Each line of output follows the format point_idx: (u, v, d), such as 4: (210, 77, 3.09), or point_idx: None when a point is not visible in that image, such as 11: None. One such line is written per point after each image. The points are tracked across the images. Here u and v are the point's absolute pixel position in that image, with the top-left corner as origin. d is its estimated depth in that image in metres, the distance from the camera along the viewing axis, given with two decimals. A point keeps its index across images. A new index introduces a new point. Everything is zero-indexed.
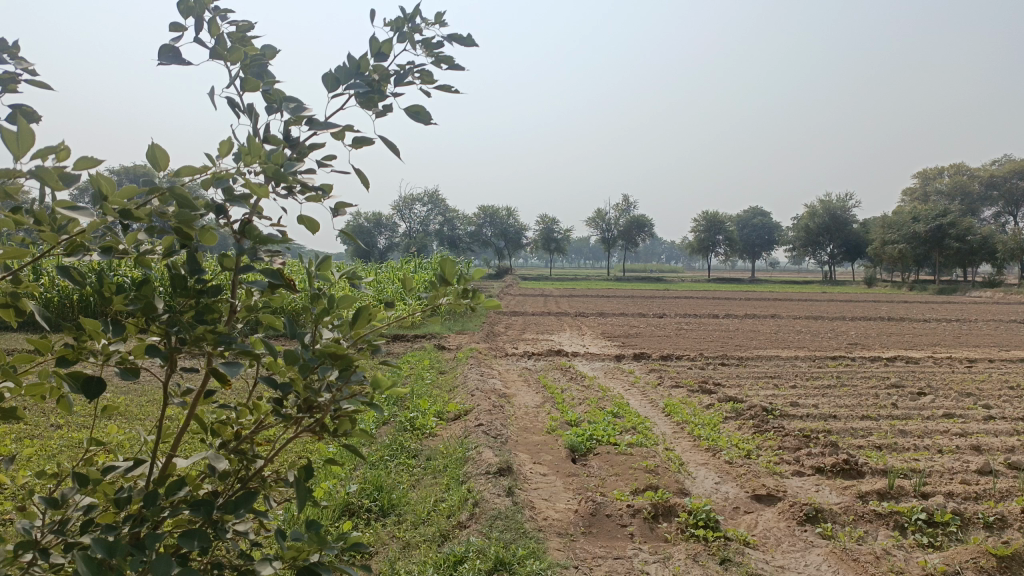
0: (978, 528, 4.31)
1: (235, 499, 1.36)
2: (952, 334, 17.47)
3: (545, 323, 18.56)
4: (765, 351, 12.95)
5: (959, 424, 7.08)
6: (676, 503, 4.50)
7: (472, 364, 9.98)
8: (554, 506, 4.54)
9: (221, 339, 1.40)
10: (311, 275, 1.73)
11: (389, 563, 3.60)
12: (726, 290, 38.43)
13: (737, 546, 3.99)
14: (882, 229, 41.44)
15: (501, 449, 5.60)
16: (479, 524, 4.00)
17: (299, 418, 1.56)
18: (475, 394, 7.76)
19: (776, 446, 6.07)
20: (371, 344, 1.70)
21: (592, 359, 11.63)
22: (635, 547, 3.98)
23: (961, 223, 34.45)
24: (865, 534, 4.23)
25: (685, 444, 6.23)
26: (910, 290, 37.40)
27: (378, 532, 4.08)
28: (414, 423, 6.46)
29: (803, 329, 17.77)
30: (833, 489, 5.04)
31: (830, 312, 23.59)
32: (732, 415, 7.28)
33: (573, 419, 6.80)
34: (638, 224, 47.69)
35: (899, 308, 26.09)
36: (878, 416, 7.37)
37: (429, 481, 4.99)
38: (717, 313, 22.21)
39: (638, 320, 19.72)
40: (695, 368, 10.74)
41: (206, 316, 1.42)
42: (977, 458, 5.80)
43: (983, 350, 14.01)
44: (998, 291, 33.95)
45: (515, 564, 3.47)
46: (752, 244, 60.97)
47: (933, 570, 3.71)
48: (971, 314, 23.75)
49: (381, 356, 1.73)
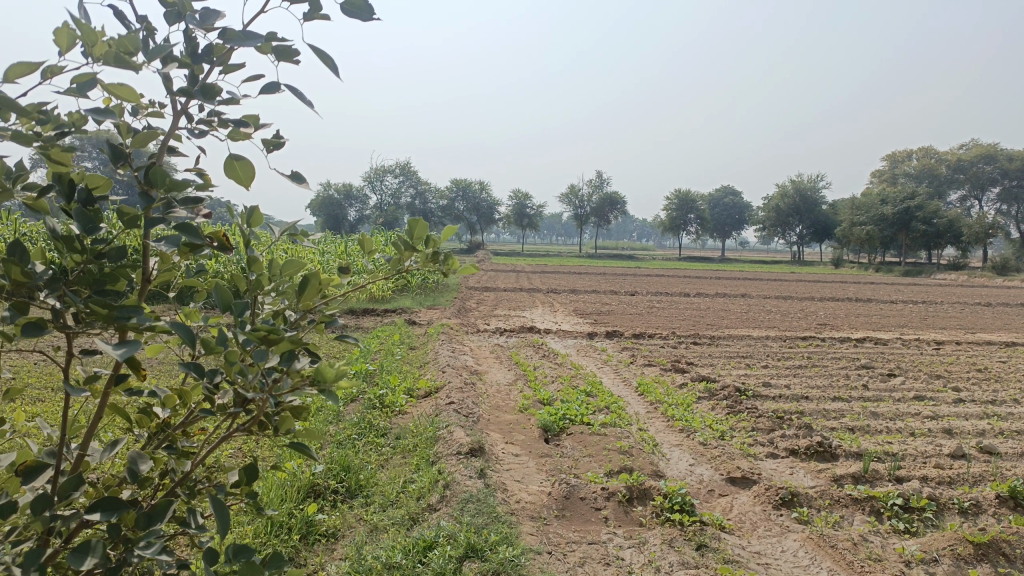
0: (953, 513, 4.29)
1: (151, 513, 1.18)
2: (918, 315, 17.69)
3: (517, 299, 18.45)
4: (736, 330, 12.97)
5: (930, 407, 7.10)
6: (651, 486, 4.40)
7: (443, 340, 9.82)
8: (526, 489, 4.42)
9: (119, 317, 1.18)
10: (245, 235, 1.53)
11: (356, 548, 3.47)
12: (696, 268, 38.68)
13: (713, 531, 3.91)
14: (851, 210, 41.81)
15: (472, 428, 5.47)
16: (449, 507, 3.87)
17: (231, 413, 1.36)
18: (446, 370, 7.62)
19: (750, 427, 6.01)
20: (323, 317, 1.56)
21: (565, 336, 11.54)
22: (610, 532, 3.89)
23: (927, 205, 34.90)
24: (841, 519, 4.18)
25: (659, 424, 6.15)
26: (875, 271, 37.90)
27: (344, 516, 3.94)
28: (382, 400, 6.31)
29: (773, 309, 17.87)
30: (808, 472, 4.98)
31: (798, 292, 23.77)
32: (705, 394, 7.22)
33: (546, 398, 6.69)
34: (611, 201, 47.61)
35: (865, 289, 26.40)
36: (849, 397, 7.37)
37: (398, 461, 4.84)
38: (688, 291, 22.28)
39: (610, 297, 19.69)
40: (668, 346, 10.68)
41: (105, 287, 1.22)
42: (950, 442, 5.80)
43: (950, 333, 14.17)
44: (961, 274, 34.58)
45: (486, 550, 3.34)
46: (723, 223, 61.34)
47: (910, 558, 3.67)
48: (935, 295, 24.14)
49: (339, 331, 1.59)
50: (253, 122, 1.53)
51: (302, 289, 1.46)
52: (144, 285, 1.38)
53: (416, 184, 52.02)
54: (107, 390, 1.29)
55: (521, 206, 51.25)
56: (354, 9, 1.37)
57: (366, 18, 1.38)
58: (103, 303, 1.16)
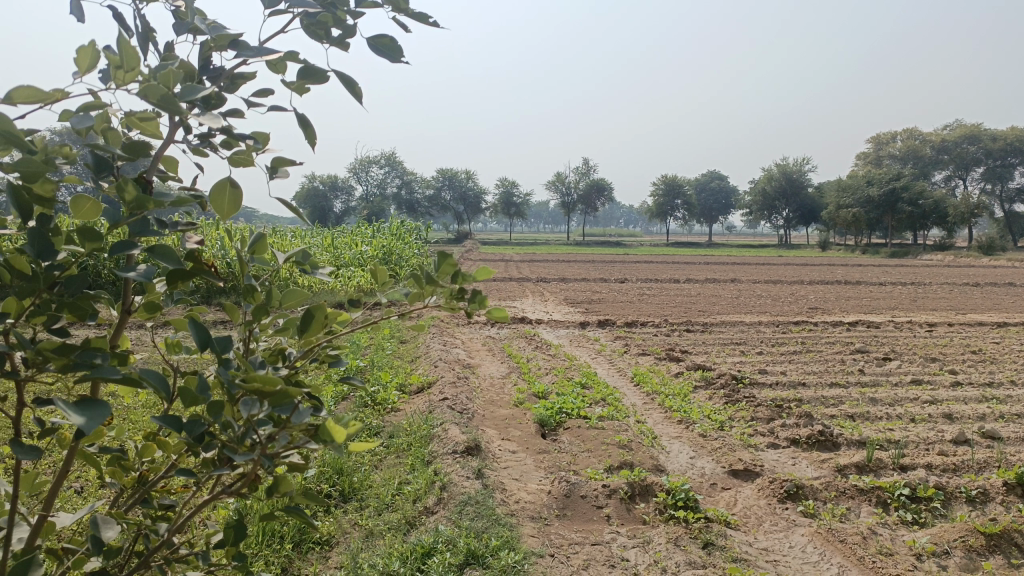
0: (961, 502, 4.21)
1: None
2: (909, 297, 17.65)
3: (507, 288, 18.29)
4: (728, 316, 12.88)
5: (928, 391, 7.05)
6: (653, 481, 4.29)
7: (434, 333, 9.68)
8: (526, 487, 4.32)
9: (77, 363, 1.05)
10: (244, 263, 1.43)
11: (351, 556, 3.34)
12: (685, 254, 38.61)
13: (719, 527, 3.80)
14: (837, 192, 41.77)
15: (467, 425, 5.34)
16: (447, 510, 3.76)
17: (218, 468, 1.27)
18: (438, 365, 7.48)
19: (750, 416, 5.90)
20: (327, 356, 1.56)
21: (557, 327, 11.41)
22: (613, 531, 3.78)
23: (914, 186, 34.91)
24: (848, 511, 4.09)
25: (656, 415, 6.05)
26: (862, 253, 37.97)
27: (339, 521, 3.81)
28: (374, 398, 6.18)
29: (764, 293, 17.81)
30: (810, 463, 4.89)
31: (787, 276, 23.72)
32: (702, 383, 7.11)
33: (541, 390, 6.58)
34: (598, 188, 47.42)
35: (853, 271, 26.41)
36: (847, 383, 7.30)
37: (392, 462, 4.73)
38: (678, 278, 22.16)
39: (600, 285, 19.56)
40: (661, 335, 10.57)
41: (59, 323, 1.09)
42: (952, 428, 5.75)
43: (941, 314, 14.14)
44: (947, 254, 34.66)
45: (488, 556, 3.22)
46: (710, 208, 61.26)
47: (921, 550, 3.59)
48: (923, 276, 24.14)
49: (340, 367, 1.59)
50: (260, 143, 1.39)
51: (302, 325, 1.38)
52: (125, 319, 1.25)
53: (401, 175, 51.57)
54: (73, 451, 1.16)
55: (508, 194, 50.98)
56: (382, 48, 1.24)
57: (393, 58, 1.25)
58: (60, 346, 1.04)
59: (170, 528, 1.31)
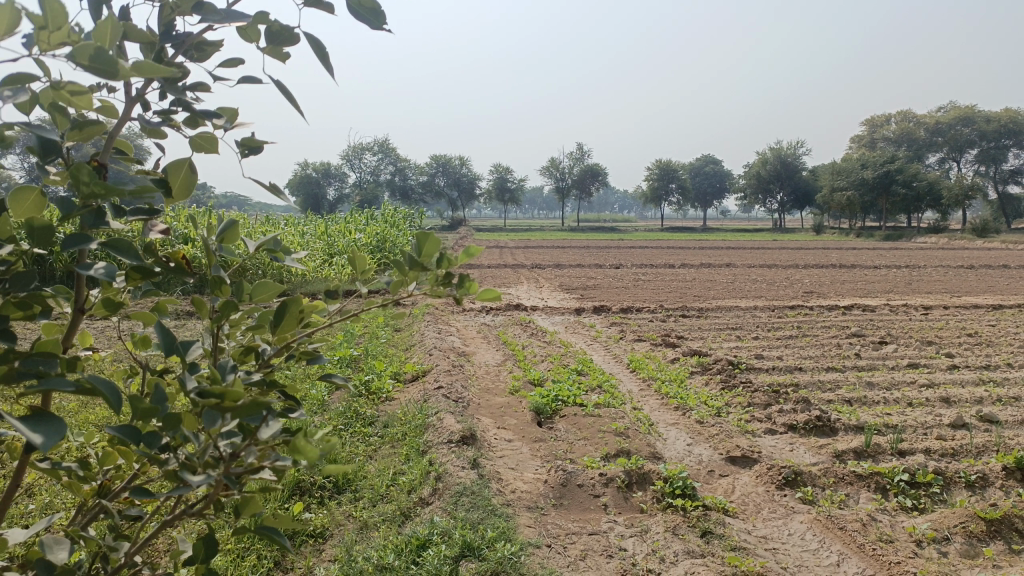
0: (961, 487, 4.19)
1: None
2: (903, 280, 17.63)
3: (502, 275, 18.23)
4: (723, 301, 12.84)
5: (925, 375, 7.03)
6: (650, 469, 4.25)
7: (428, 321, 9.63)
8: (522, 477, 4.27)
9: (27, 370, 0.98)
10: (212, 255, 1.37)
11: (345, 549, 3.30)
12: (680, 238, 38.59)
13: (718, 516, 3.77)
14: (831, 175, 41.72)
15: (462, 414, 5.30)
16: (442, 501, 3.71)
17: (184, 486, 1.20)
18: (433, 353, 7.42)
19: (747, 402, 5.86)
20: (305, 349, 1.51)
21: (552, 313, 11.36)
22: (610, 520, 3.74)
23: (908, 168, 34.85)
24: (847, 497, 4.06)
25: (653, 402, 6.01)
26: (857, 237, 37.97)
27: (333, 513, 3.77)
28: (368, 387, 6.13)
29: (759, 278, 17.79)
30: (808, 448, 4.86)
31: (782, 260, 23.70)
32: (698, 369, 7.08)
33: (536, 377, 6.54)
34: (592, 173, 47.27)
35: (848, 255, 26.40)
36: (843, 367, 7.27)
37: (387, 452, 4.68)
38: (673, 263, 22.12)
39: (595, 271, 19.51)
40: (657, 320, 10.54)
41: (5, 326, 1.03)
42: (949, 412, 5.72)
43: (937, 297, 14.14)
44: (942, 237, 34.67)
45: (484, 548, 3.17)
46: (704, 193, 61.18)
47: (921, 537, 3.56)
48: (918, 259, 24.17)
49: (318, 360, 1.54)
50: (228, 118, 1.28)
51: (278, 319, 1.35)
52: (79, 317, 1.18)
53: (394, 161, 51.33)
54: (23, 464, 1.12)
55: (502, 180, 50.77)
56: (363, 12, 1.15)
57: (375, 25, 1.15)
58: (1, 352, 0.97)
59: (129, 549, 1.26)
